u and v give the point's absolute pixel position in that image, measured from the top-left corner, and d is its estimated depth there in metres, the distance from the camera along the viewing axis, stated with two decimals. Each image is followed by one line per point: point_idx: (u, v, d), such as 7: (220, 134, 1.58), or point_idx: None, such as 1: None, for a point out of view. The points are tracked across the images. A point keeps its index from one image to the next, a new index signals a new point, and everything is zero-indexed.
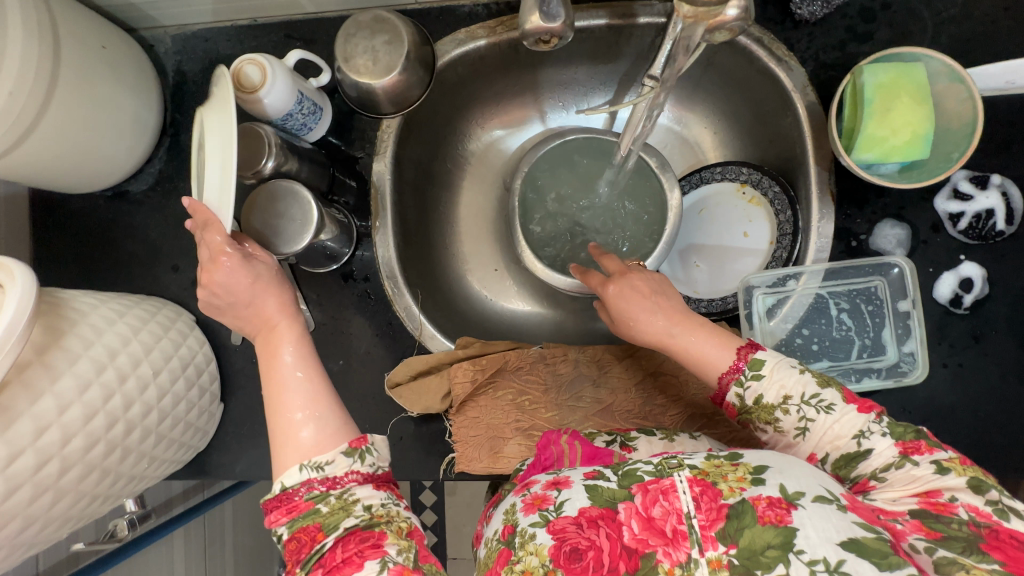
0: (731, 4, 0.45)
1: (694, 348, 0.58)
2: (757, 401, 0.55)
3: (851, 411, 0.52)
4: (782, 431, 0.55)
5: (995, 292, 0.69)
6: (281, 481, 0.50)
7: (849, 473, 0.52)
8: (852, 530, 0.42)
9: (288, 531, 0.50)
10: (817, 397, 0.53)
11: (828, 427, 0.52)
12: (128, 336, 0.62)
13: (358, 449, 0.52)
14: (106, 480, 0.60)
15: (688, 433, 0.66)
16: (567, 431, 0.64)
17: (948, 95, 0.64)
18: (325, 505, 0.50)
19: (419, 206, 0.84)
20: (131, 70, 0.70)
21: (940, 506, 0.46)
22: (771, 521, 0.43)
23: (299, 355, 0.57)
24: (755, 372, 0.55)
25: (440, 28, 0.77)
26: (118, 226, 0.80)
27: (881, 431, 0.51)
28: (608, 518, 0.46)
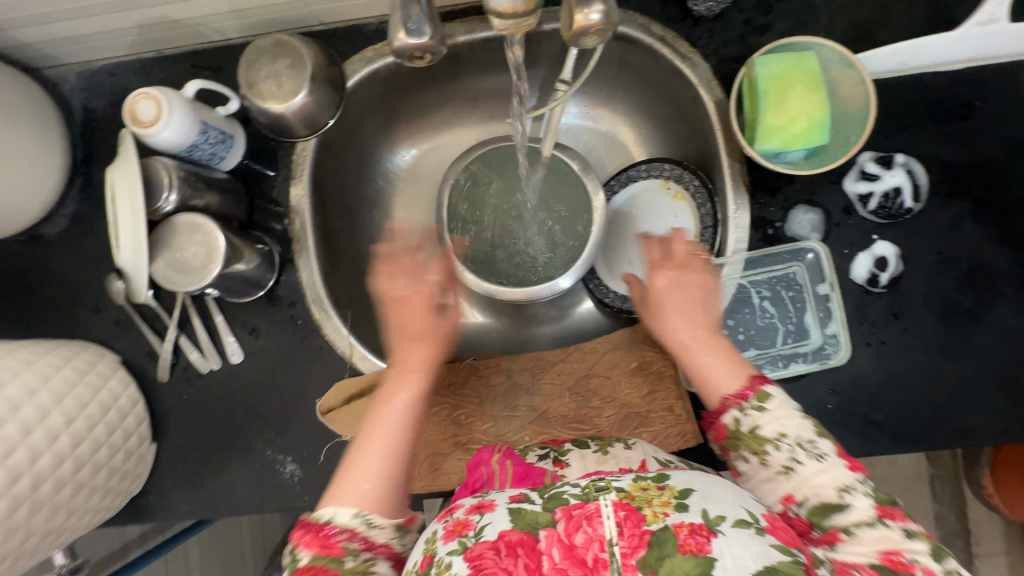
0: (592, 9, 0.45)
1: (709, 365, 0.56)
2: (751, 431, 0.51)
3: (840, 465, 0.48)
4: (767, 466, 0.50)
5: (910, 268, 0.70)
6: (333, 513, 0.49)
7: (820, 521, 0.47)
8: (769, 557, 0.41)
9: (308, 561, 0.46)
10: (812, 442, 0.49)
11: (816, 473, 0.48)
12: (34, 386, 0.61)
13: (407, 528, 0.51)
14: (16, 537, 0.58)
15: (622, 443, 0.63)
16: (499, 450, 0.63)
17: (843, 81, 0.66)
18: (352, 561, 0.46)
19: (346, 226, 0.83)
20: (29, 111, 0.69)
21: (901, 565, 0.42)
22: (691, 551, 0.41)
23: (412, 408, 0.55)
24: (761, 403, 0.52)
25: (347, 48, 0.77)
26: (35, 270, 0.78)
27: (866, 491, 0.47)
28: (527, 545, 0.43)
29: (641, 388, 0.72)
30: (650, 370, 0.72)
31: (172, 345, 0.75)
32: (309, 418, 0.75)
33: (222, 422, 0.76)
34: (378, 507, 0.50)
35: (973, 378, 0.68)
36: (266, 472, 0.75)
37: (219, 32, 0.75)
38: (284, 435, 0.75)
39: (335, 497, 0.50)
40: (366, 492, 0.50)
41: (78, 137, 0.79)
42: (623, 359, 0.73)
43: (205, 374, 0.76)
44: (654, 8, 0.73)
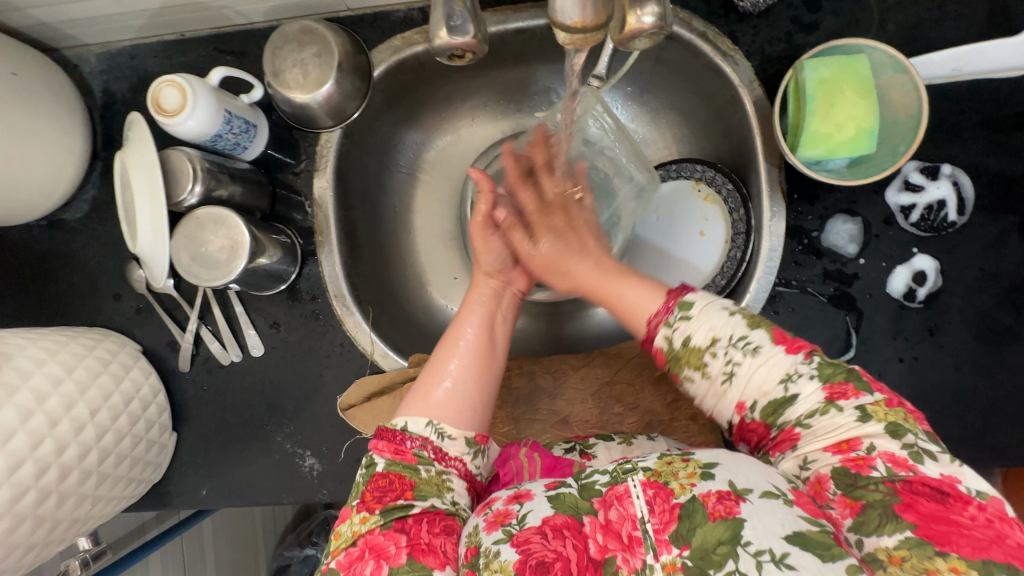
0: (646, 12, 0.42)
1: (627, 299, 0.59)
2: (685, 344, 0.53)
3: (779, 353, 0.49)
4: (710, 377, 0.51)
5: (949, 283, 0.68)
6: (405, 422, 0.55)
7: (775, 420, 0.48)
8: (796, 523, 0.41)
9: (382, 467, 0.53)
10: (745, 339, 0.50)
11: (755, 370, 0.49)
12: (59, 376, 0.61)
13: (477, 445, 0.56)
14: (43, 527, 0.59)
15: (646, 436, 0.64)
16: (525, 444, 0.62)
17: (894, 87, 0.62)
18: (425, 471, 0.53)
19: (369, 218, 0.81)
20: (48, 95, 0.67)
21: (860, 461, 0.44)
22: (721, 516, 0.42)
23: (456, 381, 0.57)
24: (684, 313, 0.53)
25: (375, 36, 0.74)
26: (57, 256, 0.77)
27: (810, 375, 0.48)
28: (573, 528, 0.45)
29: (664, 397, 0.70)
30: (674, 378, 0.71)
31: (193, 335, 0.75)
32: (328, 414, 0.75)
33: (243, 413, 0.76)
34: (449, 419, 0.55)
35: (1007, 399, 0.67)
36: (286, 465, 0.75)
37: (243, 15, 0.72)
38: (304, 429, 0.75)
39: (406, 406, 0.56)
40: (440, 402, 0.56)
41: (97, 120, 0.77)
42: (646, 365, 0.72)
43: (226, 365, 0.76)
44: (696, 3, 0.70)
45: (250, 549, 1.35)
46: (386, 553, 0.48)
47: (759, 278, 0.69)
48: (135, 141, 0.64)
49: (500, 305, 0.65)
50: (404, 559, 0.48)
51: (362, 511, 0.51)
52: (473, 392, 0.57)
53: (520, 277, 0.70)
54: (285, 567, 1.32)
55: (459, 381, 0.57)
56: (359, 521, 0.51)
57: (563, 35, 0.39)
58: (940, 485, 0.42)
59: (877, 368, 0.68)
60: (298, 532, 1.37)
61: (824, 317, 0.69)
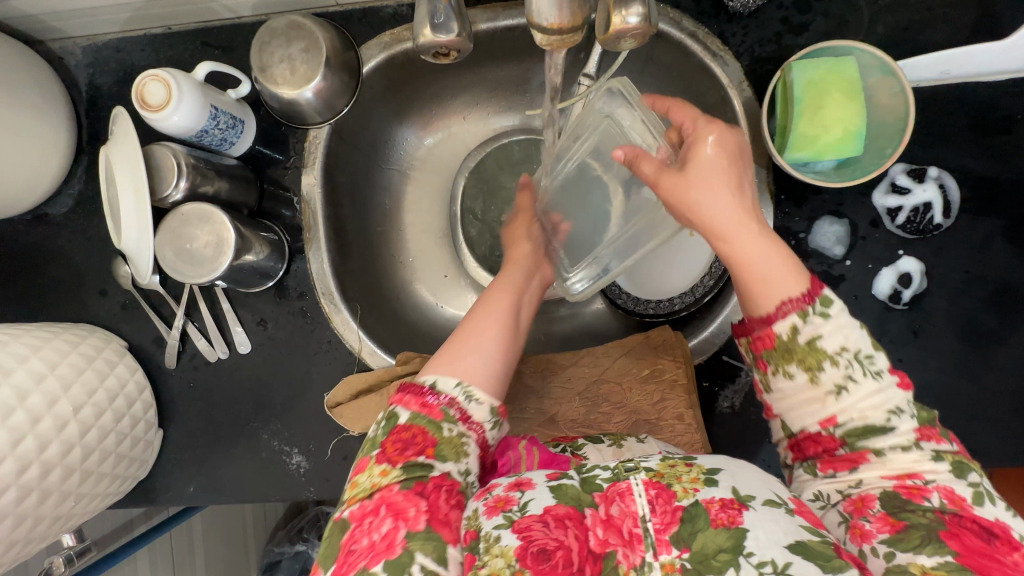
0: (630, 11, 0.42)
1: (761, 271, 0.48)
2: (811, 342, 0.47)
3: (892, 385, 0.47)
4: (817, 384, 0.47)
5: (934, 286, 0.68)
6: (434, 379, 0.54)
7: (854, 441, 0.46)
8: (798, 533, 0.41)
9: (407, 419, 0.52)
10: (869, 359, 0.46)
11: (868, 394, 0.46)
12: (41, 373, 0.60)
13: (498, 416, 0.55)
14: (25, 524, 0.58)
15: (636, 437, 0.65)
16: (525, 437, 0.62)
17: (881, 89, 0.62)
18: (448, 430, 0.52)
19: (357, 216, 0.81)
20: (32, 87, 0.67)
21: (914, 490, 0.44)
22: (723, 524, 0.42)
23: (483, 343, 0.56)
24: (825, 309, 0.46)
25: (363, 32, 0.74)
26: (41, 251, 0.76)
27: (910, 414, 0.46)
28: (575, 518, 0.44)
29: (650, 396, 0.70)
30: (661, 378, 0.70)
31: (180, 332, 0.74)
32: (316, 412, 0.75)
33: (230, 410, 0.76)
34: (476, 382, 0.54)
35: (988, 401, 0.67)
36: (272, 462, 0.75)
37: (230, 9, 0.72)
38: (291, 427, 0.75)
39: (433, 365, 0.55)
40: (468, 365, 0.54)
41: (83, 114, 0.76)
42: (633, 365, 0.72)
43: (213, 362, 0.76)
44: (686, 2, 0.70)
45: (241, 545, 1.36)
46: (403, 515, 0.47)
47: None
48: (120, 136, 0.64)
49: (528, 286, 0.67)
50: (421, 526, 0.46)
51: (383, 464, 0.50)
52: (499, 359, 0.56)
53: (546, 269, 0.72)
54: (276, 563, 1.36)
55: (485, 349, 0.56)
56: (380, 474, 0.50)
57: (543, 35, 0.39)
58: (991, 526, 0.42)
59: None
60: (289, 528, 1.39)
61: None
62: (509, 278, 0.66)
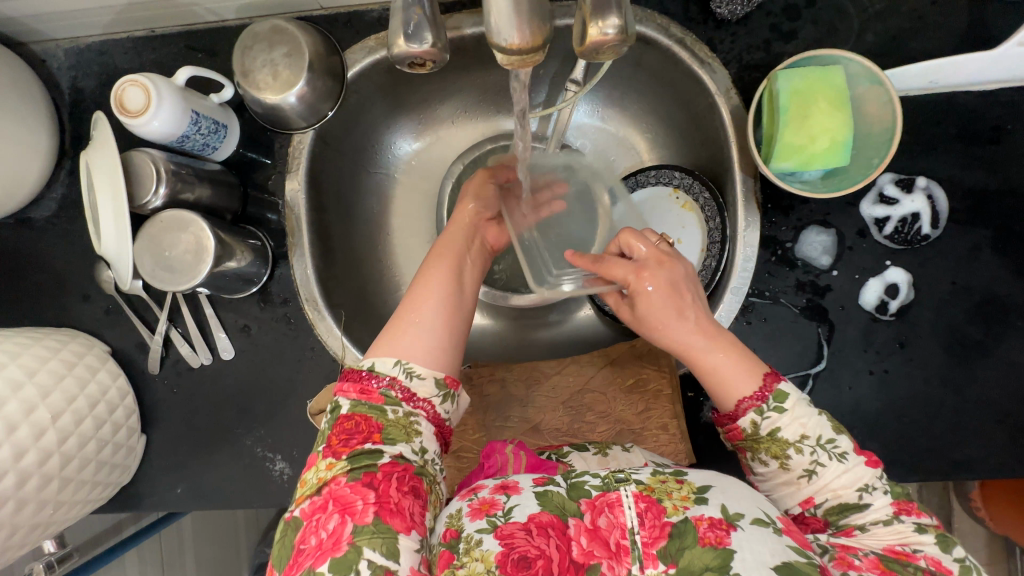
0: (607, 24, 0.41)
1: (722, 373, 0.54)
2: (771, 434, 0.52)
3: (859, 463, 0.51)
4: (788, 469, 0.52)
5: (921, 297, 0.68)
6: (373, 362, 0.54)
7: (837, 520, 0.50)
8: (786, 554, 0.41)
9: (349, 409, 0.52)
10: (832, 443, 0.51)
11: (836, 475, 0.50)
12: (20, 380, 0.60)
13: (447, 388, 0.55)
14: (3, 532, 0.58)
15: (621, 446, 0.65)
16: (512, 442, 0.61)
17: (869, 99, 0.62)
18: (393, 412, 0.52)
19: (343, 221, 0.80)
20: (12, 91, 0.66)
21: (902, 554, 0.47)
22: (710, 543, 0.42)
23: (427, 320, 0.56)
24: (779, 405, 0.51)
25: (348, 36, 0.73)
26: (24, 254, 0.76)
27: (883, 489, 0.50)
28: (559, 529, 0.44)
29: (636, 405, 0.70)
30: (646, 388, 0.70)
31: (163, 337, 0.74)
32: (299, 419, 0.74)
33: (213, 416, 0.75)
34: (418, 359, 0.54)
35: (975, 413, 0.67)
36: (256, 468, 0.75)
37: (213, 12, 0.71)
38: (274, 433, 0.75)
39: (376, 347, 0.55)
40: (410, 342, 0.55)
41: (66, 118, 0.76)
42: (618, 374, 0.72)
43: (197, 368, 0.75)
44: (674, 8, 0.69)
45: (230, 545, 1.36)
46: (350, 509, 0.47)
47: (732, 288, 0.69)
48: (98, 142, 0.63)
49: (469, 251, 0.67)
50: (369, 519, 0.46)
51: (329, 457, 0.50)
52: (443, 330, 0.56)
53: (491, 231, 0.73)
54: (266, 564, 1.34)
55: (429, 321, 0.56)
56: (326, 468, 0.50)
57: (503, 56, 0.38)
58: None
59: (848, 380, 0.68)
60: (278, 529, 1.37)
61: (796, 328, 0.69)
62: (450, 246, 0.66)
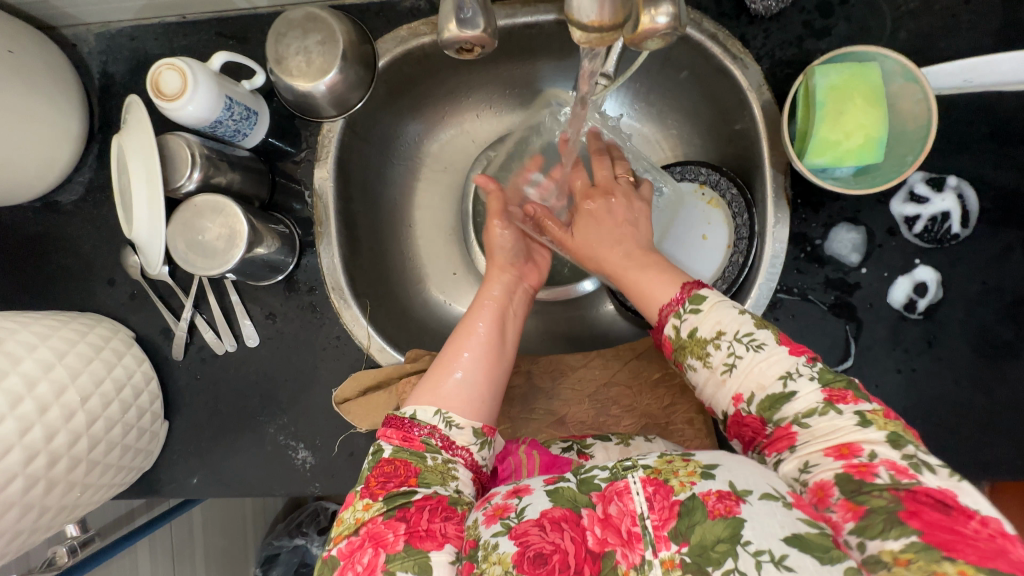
0: (660, 11, 0.42)
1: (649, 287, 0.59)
2: (691, 335, 0.54)
3: (782, 353, 0.50)
4: (711, 367, 0.53)
5: (950, 296, 0.68)
6: (414, 410, 0.54)
7: (771, 416, 0.49)
8: (796, 526, 0.41)
9: (390, 454, 0.53)
10: (750, 335, 0.51)
11: (755, 367, 0.50)
12: (50, 362, 0.60)
13: (485, 436, 0.55)
14: (30, 514, 0.58)
15: (643, 436, 0.64)
16: (525, 441, 0.63)
17: (903, 96, 0.62)
18: (432, 459, 0.52)
19: (369, 211, 0.80)
20: (45, 74, 0.66)
21: (860, 467, 0.44)
22: (721, 515, 0.42)
23: (468, 373, 0.56)
24: (694, 307, 0.55)
25: (380, 25, 0.73)
26: (51, 238, 0.76)
27: (810, 375, 0.49)
28: (572, 521, 0.44)
29: (662, 399, 0.70)
30: (672, 382, 0.70)
31: (188, 324, 0.74)
32: (323, 408, 0.74)
33: (237, 404, 0.75)
34: (457, 407, 0.54)
35: (1003, 413, 0.67)
36: (278, 456, 0.75)
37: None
38: (298, 422, 0.75)
39: (416, 395, 0.56)
40: (451, 391, 0.55)
41: (95, 103, 0.76)
42: (644, 368, 0.72)
43: (221, 355, 0.75)
44: (708, 3, 0.69)
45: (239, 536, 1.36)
46: (384, 541, 0.47)
47: (760, 283, 0.69)
48: (133, 125, 0.63)
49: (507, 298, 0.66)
50: (400, 547, 0.46)
51: (365, 498, 0.50)
52: (483, 383, 0.56)
53: (531, 274, 0.71)
54: (274, 556, 1.36)
55: (470, 373, 0.56)
56: (363, 509, 0.49)
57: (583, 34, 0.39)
58: (943, 495, 0.41)
59: (875, 378, 0.68)
60: (288, 521, 1.41)
61: (824, 325, 0.69)
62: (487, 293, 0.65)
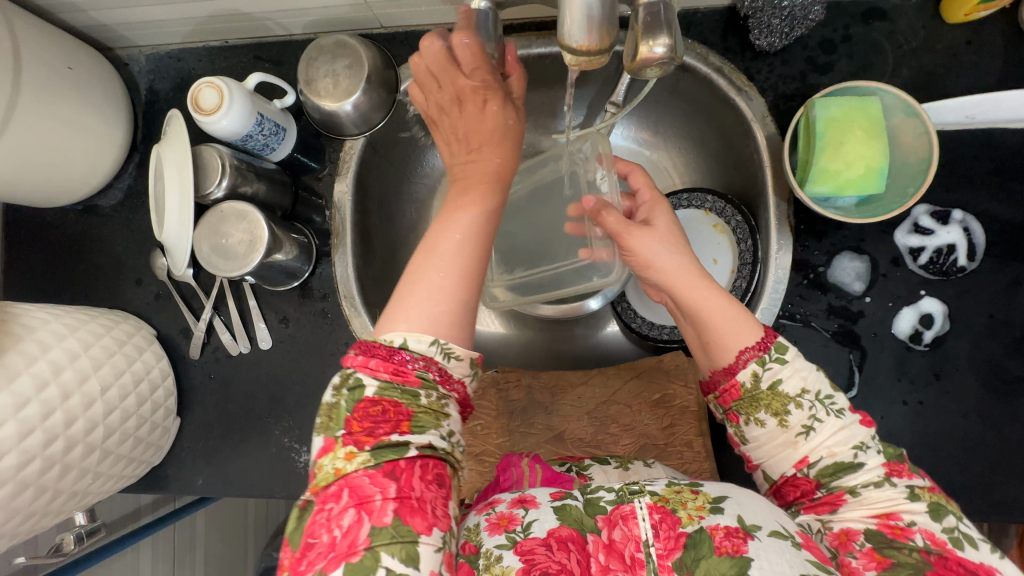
0: (657, 42, 0.44)
1: (719, 320, 0.53)
2: (773, 386, 0.51)
3: (855, 422, 0.50)
4: (787, 428, 0.50)
5: (956, 328, 0.67)
6: (404, 338, 0.45)
7: (828, 482, 0.49)
8: (804, 567, 0.41)
9: (375, 391, 0.45)
10: (830, 399, 0.50)
11: (833, 432, 0.49)
12: (76, 352, 0.63)
13: (478, 368, 0.49)
14: (44, 496, 0.60)
15: (643, 462, 0.64)
16: (527, 454, 0.62)
17: (904, 130, 0.63)
18: (425, 398, 0.46)
19: (384, 225, 0.84)
20: (97, 89, 0.72)
21: (896, 530, 0.46)
22: (727, 552, 0.42)
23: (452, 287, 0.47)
24: (781, 356, 0.50)
25: (404, 52, 0.78)
26: (87, 239, 0.81)
27: (877, 448, 0.49)
28: (578, 542, 0.46)
29: (660, 420, 0.70)
30: (671, 404, 0.70)
31: (206, 325, 0.77)
32: None
33: (246, 404, 0.78)
34: (453, 337, 0.47)
35: (1012, 451, 0.65)
36: (283, 457, 0.77)
37: (284, 27, 0.77)
38: (304, 425, 0.77)
39: (395, 322, 0.47)
40: (435, 315, 0.46)
41: (139, 116, 0.82)
42: (644, 388, 0.72)
43: (234, 356, 0.78)
44: (714, 38, 0.72)
45: (240, 544, 1.38)
46: (368, 505, 0.42)
47: (763, 309, 0.69)
48: (172, 137, 0.68)
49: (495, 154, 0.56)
50: (388, 519, 0.42)
51: (348, 445, 0.44)
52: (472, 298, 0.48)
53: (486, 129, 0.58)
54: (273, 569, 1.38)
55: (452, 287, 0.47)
56: (344, 457, 0.44)
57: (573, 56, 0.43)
58: (977, 568, 0.43)
59: (880, 409, 0.67)
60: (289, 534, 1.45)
61: (827, 353, 0.68)
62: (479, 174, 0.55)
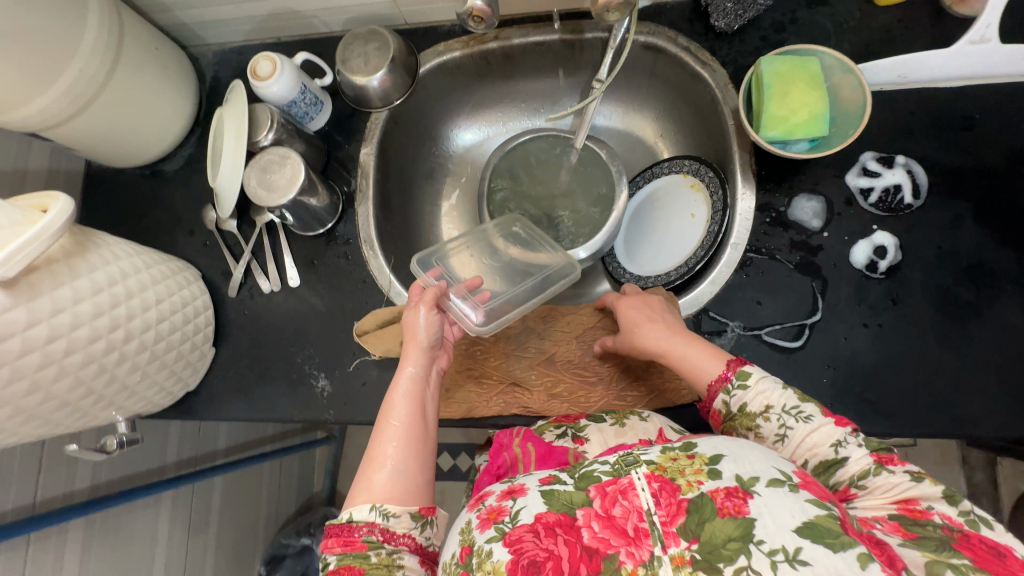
0: None
1: (691, 359, 0.65)
2: (741, 409, 0.60)
3: (828, 423, 0.57)
4: (762, 438, 0.59)
5: (908, 258, 0.74)
6: (350, 513, 0.57)
7: (829, 480, 0.56)
8: (805, 512, 0.44)
9: (337, 564, 0.56)
10: (797, 409, 0.58)
11: (806, 436, 0.57)
12: (140, 267, 0.73)
13: (424, 517, 0.59)
14: (103, 377, 0.68)
15: (638, 416, 0.70)
16: (519, 435, 0.69)
17: (842, 84, 0.74)
18: (376, 555, 0.55)
19: (401, 189, 0.97)
20: (174, 68, 0.89)
21: (916, 512, 0.50)
22: (730, 513, 0.45)
23: (395, 475, 0.59)
24: (742, 383, 0.60)
25: (423, 42, 0.94)
26: (151, 198, 0.95)
27: (857, 442, 0.56)
28: (566, 525, 0.49)
29: None
30: None
31: (244, 267, 0.89)
32: (346, 344, 0.86)
33: (273, 337, 0.88)
34: (394, 499, 0.58)
35: (971, 369, 0.70)
36: (303, 384, 0.85)
37: (326, 24, 0.94)
38: (324, 354, 0.86)
39: (352, 497, 0.58)
40: (384, 485, 0.58)
41: (203, 99, 0.99)
42: None
43: (266, 295, 0.89)
44: (682, 24, 0.86)
45: (250, 524, 1.42)
46: None
47: (731, 250, 0.78)
48: (234, 101, 0.83)
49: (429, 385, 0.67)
50: None
51: None
52: (414, 469, 0.60)
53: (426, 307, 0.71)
54: (280, 558, 1.44)
55: (399, 463, 0.59)
56: None
57: None
58: (997, 544, 0.46)
59: (843, 333, 0.74)
60: (298, 524, 1.52)
61: (791, 283, 0.76)
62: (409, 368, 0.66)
